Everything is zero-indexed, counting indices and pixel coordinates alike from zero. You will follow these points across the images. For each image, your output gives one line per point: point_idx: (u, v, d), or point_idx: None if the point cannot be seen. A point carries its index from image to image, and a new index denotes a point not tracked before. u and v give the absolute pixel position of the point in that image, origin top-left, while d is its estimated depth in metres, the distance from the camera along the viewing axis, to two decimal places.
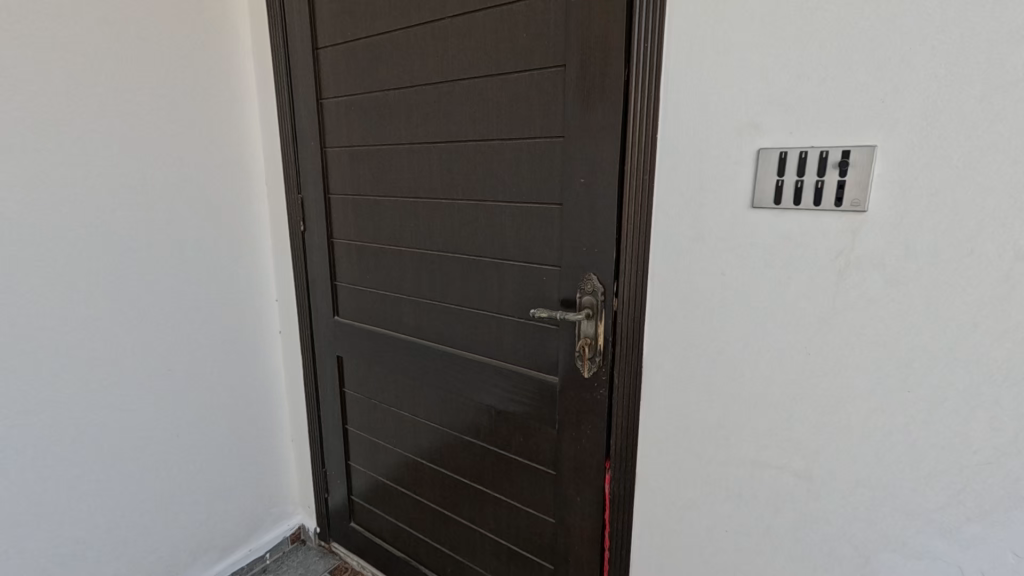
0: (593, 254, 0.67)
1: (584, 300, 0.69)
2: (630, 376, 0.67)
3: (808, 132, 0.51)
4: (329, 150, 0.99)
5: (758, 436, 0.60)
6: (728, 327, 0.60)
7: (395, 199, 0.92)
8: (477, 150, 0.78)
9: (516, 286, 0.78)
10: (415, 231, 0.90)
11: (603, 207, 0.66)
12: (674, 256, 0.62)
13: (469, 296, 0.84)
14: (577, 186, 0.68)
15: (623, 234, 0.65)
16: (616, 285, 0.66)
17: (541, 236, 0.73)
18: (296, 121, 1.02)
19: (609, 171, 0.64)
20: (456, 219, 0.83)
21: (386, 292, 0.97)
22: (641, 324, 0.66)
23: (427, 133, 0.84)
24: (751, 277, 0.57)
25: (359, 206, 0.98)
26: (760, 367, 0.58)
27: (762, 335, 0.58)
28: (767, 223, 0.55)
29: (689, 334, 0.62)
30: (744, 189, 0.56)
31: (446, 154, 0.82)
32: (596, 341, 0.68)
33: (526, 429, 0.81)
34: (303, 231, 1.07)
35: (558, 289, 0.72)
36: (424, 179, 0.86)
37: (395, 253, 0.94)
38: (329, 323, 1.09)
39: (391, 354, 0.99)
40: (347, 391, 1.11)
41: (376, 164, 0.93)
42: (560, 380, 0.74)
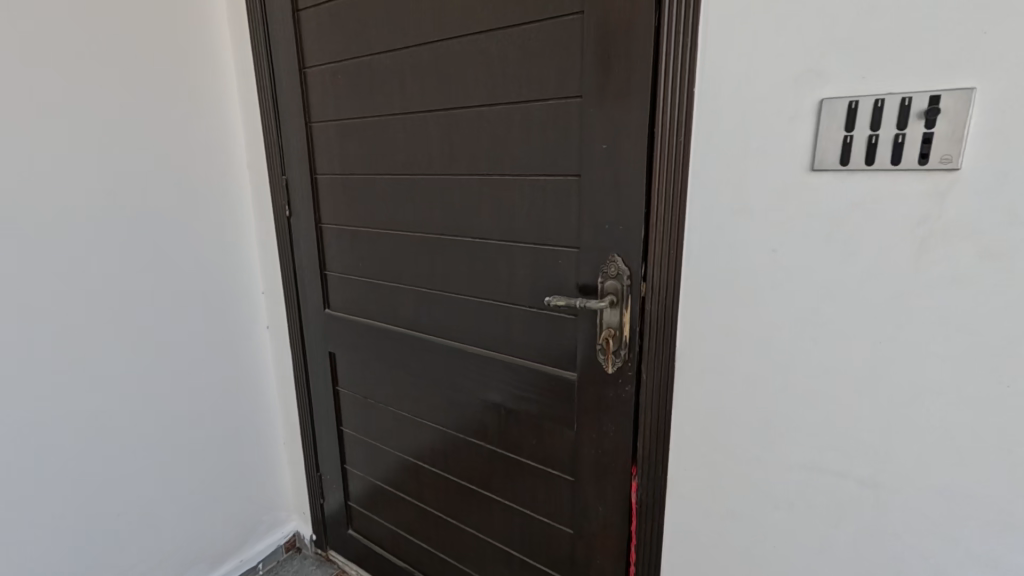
0: (618, 232, 0.58)
1: (606, 285, 0.60)
2: (662, 371, 0.59)
3: (884, 76, 0.42)
4: (315, 125, 0.90)
5: (814, 439, 0.52)
6: (778, 313, 0.51)
7: (389, 177, 0.83)
8: (480, 118, 0.69)
9: (526, 271, 0.69)
10: (412, 212, 0.81)
11: (629, 176, 0.57)
12: (714, 232, 0.53)
13: (474, 284, 0.75)
14: (598, 154, 0.59)
15: (653, 207, 0.56)
16: (645, 267, 0.57)
17: (555, 213, 0.64)
18: (277, 95, 0.93)
19: (636, 134, 0.55)
20: (458, 198, 0.74)
21: (381, 281, 0.89)
22: (673, 312, 0.57)
23: (423, 101, 0.75)
24: (808, 254, 0.48)
25: (349, 187, 0.88)
26: (815, 359, 0.50)
27: (818, 321, 0.49)
28: (830, 189, 0.46)
29: (731, 321, 0.54)
30: (800, 149, 0.47)
31: (445, 125, 0.73)
32: (621, 332, 0.60)
33: (540, 430, 0.73)
34: (288, 217, 0.98)
35: (575, 273, 0.64)
36: (421, 154, 0.77)
37: (390, 237, 0.85)
38: (319, 316, 1.00)
39: (388, 349, 0.90)
40: (342, 390, 1.02)
41: (366, 139, 0.84)
42: (578, 377, 0.66)
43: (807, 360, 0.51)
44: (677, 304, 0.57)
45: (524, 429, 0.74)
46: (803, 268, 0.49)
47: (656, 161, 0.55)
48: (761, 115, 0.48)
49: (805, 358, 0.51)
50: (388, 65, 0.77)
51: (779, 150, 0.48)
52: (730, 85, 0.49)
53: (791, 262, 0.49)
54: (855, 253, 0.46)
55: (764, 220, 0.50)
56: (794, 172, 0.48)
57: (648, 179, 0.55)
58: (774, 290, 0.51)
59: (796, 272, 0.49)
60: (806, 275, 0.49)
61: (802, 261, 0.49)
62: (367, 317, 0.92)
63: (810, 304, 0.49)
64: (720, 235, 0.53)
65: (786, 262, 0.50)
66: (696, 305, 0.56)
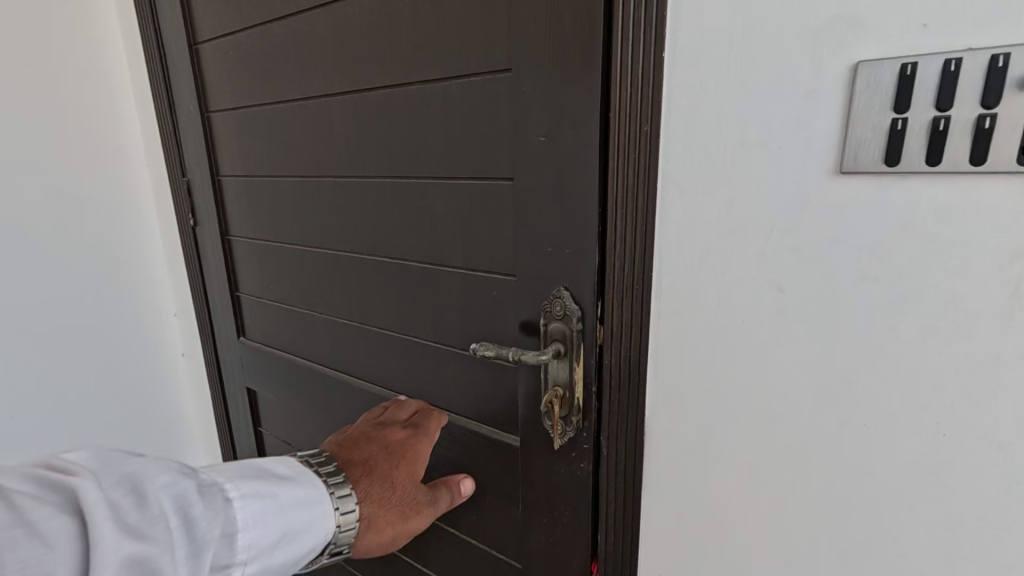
0: (564, 257, 0.42)
1: (551, 329, 0.44)
2: (627, 446, 0.43)
3: (961, 19, 0.26)
4: (213, 114, 0.73)
5: (839, 557, 0.36)
6: (787, 378, 0.35)
7: (297, 179, 0.66)
8: (391, 101, 0.53)
9: (454, 302, 0.52)
10: (324, 222, 0.65)
11: (575, 179, 0.40)
12: (696, 259, 0.37)
13: (396, 315, 0.59)
14: (534, 149, 0.42)
15: (609, 224, 0.40)
16: (600, 307, 0.42)
17: (484, 228, 0.48)
18: (169, 78, 0.76)
19: (584, 118, 0.39)
20: (374, 206, 0.58)
21: (297, 305, 0.73)
22: (641, 367, 0.41)
23: (326, 81, 0.58)
24: (833, 297, 0.32)
25: (256, 190, 0.72)
26: (843, 446, 0.34)
27: (849, 393, 0.33)
28: (867, 202, 0.30)
29: (721, 384, 0.38)
30: (823, 139, 0.31)
31: (353, 111, 0.57)
32: (572, 392, 0.44)
33: (479, 503, 0.57)
34: (192, 227, 0.82)
35: (512, 308, 0.47)
36: (329, 149, 0.61)
37: (303, 253, 0.69)
38: (235, 344, 0.84)
39: (308, 387, 0.74)
40: (265, 431, 0.86)
41: (270, 131, 0.67)
42: (521, 443, 0.50)
43: (832, 448, 0.35)
44: (646, 357, 0.41)
45: (462, 500, 0.58)
46: (826, 316, 0.33)
47: (612, 159, 0.39)
48: (762, 89, 0.32)
49: (827, 444, 0.35)
50: (285, 36, 0.61)
51: (790, 142, 0.32)
52: (715, 44, 0.33)
53: (808, 307, 0.34)
54: (906, 298, 0.30)
55: (768, 245, 0.34)
56: (813, 175, 0.32)
57: (602, 184, 0.39)
58: (783, 345, 0.35)
59: (814, 321, 0.33)
60: (830, 327, 0.33)
61: (824, 306, 0.33)
62: (285, 349, 0.77)
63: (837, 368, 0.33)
64: (703, 265, 0.37)
65: (799, 306, 0.34)
66: (673, 359, 0.40)
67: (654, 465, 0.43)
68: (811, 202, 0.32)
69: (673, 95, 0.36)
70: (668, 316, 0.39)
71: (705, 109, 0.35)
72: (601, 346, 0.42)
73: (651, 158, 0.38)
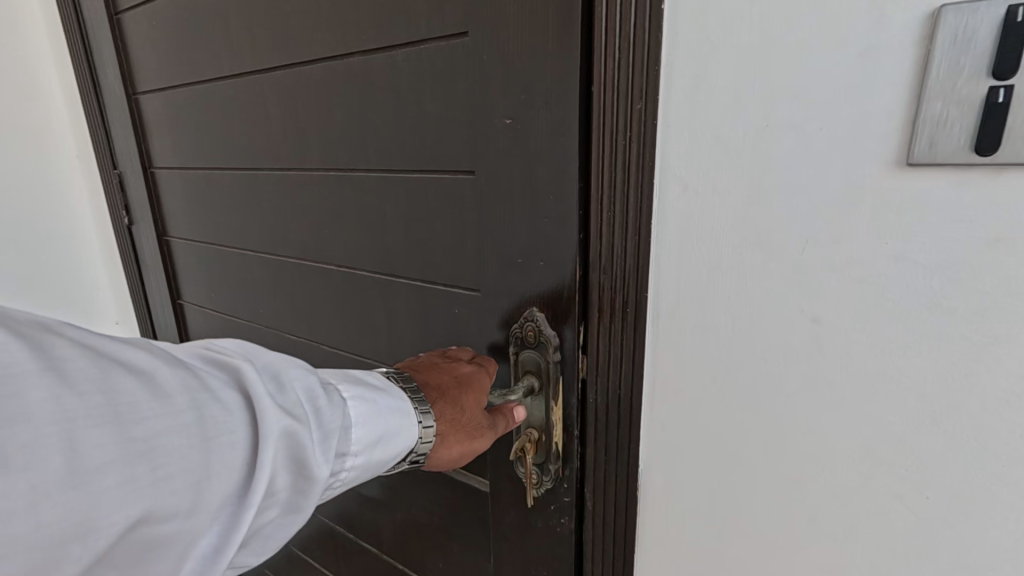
0: (537, 271, 0.34)
1: (523, 359, 0.36)
2: (614, 504, 0.35)
3: None
4: (141, 97, 0.64)
5: None
6: (818, 434, 0.27)
7: (232, 173, 0.57)
8: (327, 77, 0.43)
9: (408, 322, 0.44)
10: (264, 223, 0.56)
11: (549, 173, 0.32)
12: (704, 277, 0.29)
13: (346, 334, 0.50)
14: (497, 135, 0.33)
15: (592, 231, 0.31)
16: (582, 335, 0.33)
17: (439, 235, 0.39)
18: (92, 56, 0.66)
19: (559, 96, 0.30)
20: (314, 206, 0.49)
21: (241, 317, 0.64)
22: (634, 410, 0.33)
23: (257, 55, 0.49)
24: (886, 332, 0.24)
25: (191, 185, 0.63)
26: (894, 526, 0.26)
27: (905, 458, 0.25)
28: (941, 207, 0.22)
29: (733, 436, 0.30)
30: (883, 117, 0.22)
31: (287, 90, 0.47)
32: (549, 436, 0.36)
33: (444, 551, 0.49)
34: (127, 226, 0.72)
35: (475, 332, 0.39)
36: (264, 138, 0.51)
37: (244, 258, 0.60)
38: None
39: None
40: None
41: (200, 116, 0.58)
42: (490, 490, 0.42)
43: (881, 527, 0.26)
44: (638, 398, 0.33)
45: (425, 548, 0.50)
46: (877, 357, 0.25)
47: (595, 148, 0.30)
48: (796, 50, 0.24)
49: (872, 522, 0.27)
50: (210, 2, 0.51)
51: (834, 123, 0.24)
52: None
53: (853, 344, 0.25)
54: (994, 338, 0.22)
55: (799, 261, 0.26)
56: (865, 168, 0.23)
57: (583, 181, 0.31)
58: (818, 390, 0.27)
59: (861, 362, 0.25)
60: (882, 371, 0.25)
61: (875, 345, 0.25)
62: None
63: (890, 425, 0.25)
64: (712, 284, 0.29)
65: (840, 342, 0.26)
66: (672, 401, 0.32)
67: (648, 528, 0.35)
68: (861, 206, 0.24)
69: (675, 61, 0.27)
70: (666, 348, 0.31)
71: (718, 79, 0.26)
72: (584, 382, 0.34)
73: (643, 148, 0.29)
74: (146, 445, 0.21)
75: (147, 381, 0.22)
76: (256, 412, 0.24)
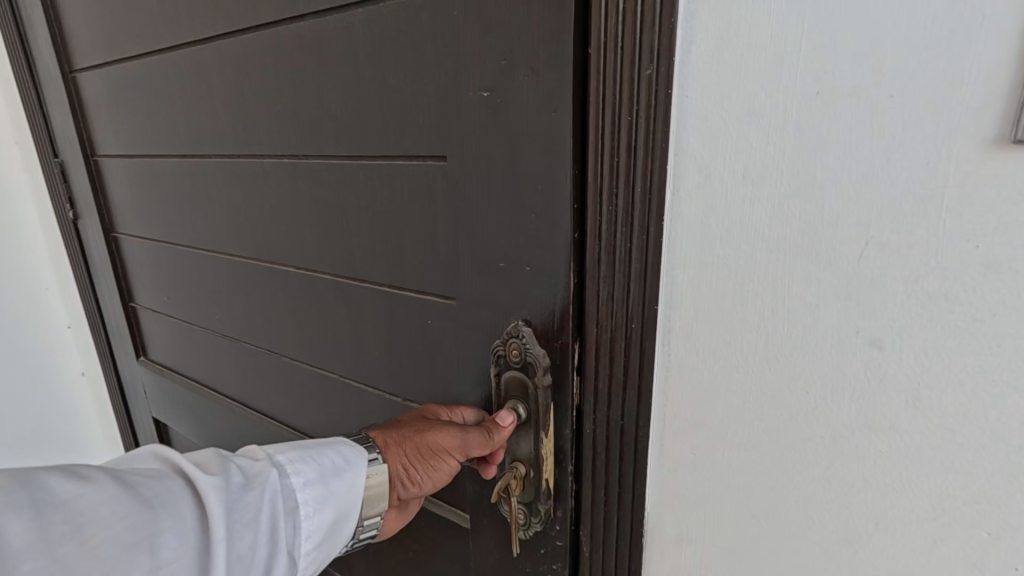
0: (523, 279, 0.28)
1: (507, 383, 0.30)
2: (616, 550, 0.30)
3: None
4: (79, 74, 0.56)
5: None
6: (873, 484, 0.22)
7: (180, 161, 0.50)
8: (277, 47, 0.36)
9: (375, 334, 0.38)
10: (216, 219, 0.49)
11: (537, 159, 0.26)
12: (730, 287, 0.23)
13: (308, 344, 0.44)
14: (472, 112, 0.27)
15: (590, 230, 0.25)
16: (579, 353, 0.28)
17: (408, 233, 0.33)
18: (22, 26, 0.58)
19: (547, 61, 0.24)
20: (268, 199, 0.42)
21: (198, 323, 0.57)
22: (641, 442, 0.27)
23: (200, 22, 0.41)
24: (975, 364, 0.19)
25: (137, 176, 0.56)
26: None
27: (990, 521, 0.20)
28: None
29: (765, 481, 0.25)
30: (981, 81, 0.17)
31: (233, 63, 0.40)
32: (539, 473, 0.30)
33: None
34: (72, 221, 0.65)
35: (451, 349, 0.33)
36: (212, 120, 0.45)
37: (198, 258, 0.53)
38: (136, 366, 0.68)
39: (220, 423, 0.60)
40: None
41: (142, 94, 0.50)
42: (471, 529, 0.36)
43: None
44: (647, 430, 0.27)
45: None
46: (957, 395, 0.19)
47: (594, 125, 0.24)
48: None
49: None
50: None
51: (916, 90, 0.18)
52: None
53: (924, 378, 0.20)
54: None
55: (858, 269, 0.20)
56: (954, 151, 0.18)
57: (582, 167, 0.25)
58: (876, 431, 0.21)
59: (935, 402, 0.20)
60: (963, 414, 0.19)
61: (953, 379, 0.19)
62: (192, 375, 0.62)
63: (970, 478, 0.20)
64: (742, 296, 0.23)
65: (907, 370, 0.20)
66: (688, 436, 0.26)
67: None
68: (942, 199, 0.18)
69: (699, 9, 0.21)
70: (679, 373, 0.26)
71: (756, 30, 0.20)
72: (579, 408, 0.29)
73: (655, 126, 0.23)
74: (80, 526, 0.19)
75: (77, 476, 0.20)
76: (195, 479, 0.22)
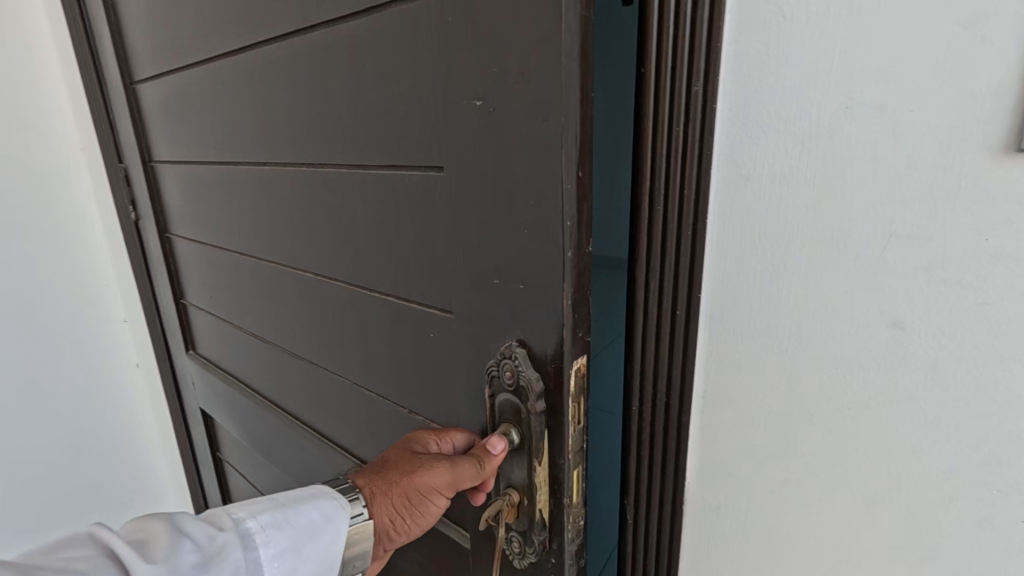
0: (517, 298, 0.26)
1: (505, 408, 0.28)
2: (650, 537, 0.31)
3: None
4: (139, 86, 0.60)
5: None
6: (892, 453, 0.24)
7: (220, 167, 0.52)
8: (296, 55, 0.37)
9: (384, 346, 0.37)
10: (250, 224, 0.51)
11: (528, 171, 0.24)
12: (764, 272, 0.25)
13: (326, 351, 0.45)
14: (467, 120, 0.26)
15: (632, 232, 0.27)
16: (578, 379, 0.26)
17: (411, 244, 0.32)
18: (92, 41, 0.62)
19: (540, 64, 0.22)
20: (291, 207, 0.43)
21: (236, 323, 0.60)
22: (679, 424, 0.29)
23: (233, 33, 0.43)
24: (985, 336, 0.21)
25: (186, 181, 0.59)
26: (960, 569, 0.24)
27: (1001, 482, 0.22)
28: None
29: (794, 450, 0.26)
30: (989, 96, 0.19)
31: (261, 72, 0.41)
32: (536, 503, 0.28)
33: None
34: (134, 221, 0.70)
35: (449, 364, 0.32)
36: (245, 129, 0.46)
37: (235, 261, 0.55)
38: (186, 360, 0.73)
39: (254, 420, 0.62)
40: (226, 458, 0.76)
41: (187, 102, 0.53)
42: (472, 552, 0.34)
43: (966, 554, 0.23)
44: (687, 416, 0.29)
45: None
46: (971, 368, 0.21)
47: (642, 131, 0.25)
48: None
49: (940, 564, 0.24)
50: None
51: (933, 95, 0.20)
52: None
53: (935, 363, 0.22)
54: None
55: (879, 260, 0.22)
56: (964, 160, 0.20)
57: (631, 172, 0.26)
58: (898, 404, 0.23)
59: (941, 386, 0.22)
60: (975, 385, 0.21)
61: (973, 351, 0.21)
62: (232, 372, 0.65)
63: (981, 443, 0.22)
64: (774, 280, 0.25)
65: (926, 345, 0.22)
66: (722, 420, 0.28)
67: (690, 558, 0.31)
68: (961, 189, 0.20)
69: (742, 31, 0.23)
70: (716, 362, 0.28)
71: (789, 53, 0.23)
72: (577, 434, 0.27)
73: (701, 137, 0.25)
74: None
75: None
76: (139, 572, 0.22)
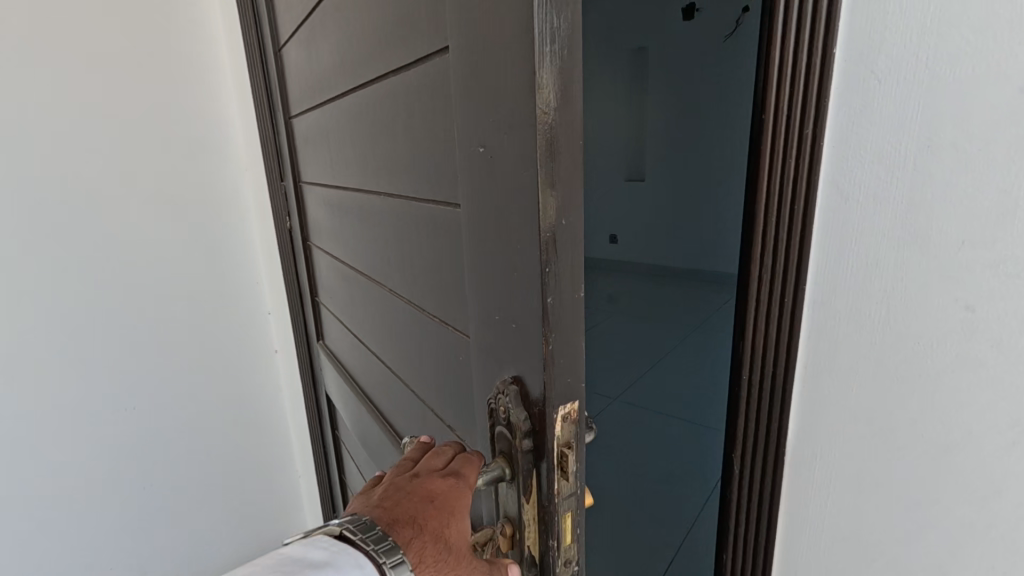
0: (511, 338, 0.27)
1: (502, 441, 0.29)
2: (755, 490, 0.39)
3: None
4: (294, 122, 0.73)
5: None
6: (963, 414, 0.30)
7: (339, 191, 0.61)
8: (377, 101, 0.42)
9: (429, 361, 0.41)
10: (356, 241, 0.59)
11: (517, 220, 0.25)
12: (865, 272, 0.32)
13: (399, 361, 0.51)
14: (476, 166, 0.28)
15: (747, 249, 0.35)
16: (567, 426, 0.26)
17: (445, 273, 0.35)
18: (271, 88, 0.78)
19: (521, 121, 0.23)
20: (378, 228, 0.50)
21: (348, 326, 0.69)
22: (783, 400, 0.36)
23: (342, 81, 0.50)
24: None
25: (321, 200, 0.70)
26: (1016, 498, 0.30)
27: None
28: None
29: (885, 414, 0.33)
30: None
31: (358, 113, 0.48)
32: (523, 537, 0.29)
33: None
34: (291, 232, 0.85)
35: (469, 387, 0.34)
36: (350, 161, 0.54)
37: (348, 271, 0.64)
38: (318, 352, 0.86)
39: (357, 412, 0.71)
40: (341, 440, 0.89)
41: (319, 136, 0.63)
42: None
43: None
44: (790, 392, 0.36)
45: None
46: None
47: (761, 167, 0.33)
48: (980, 74, 0.27)
49: (997, 498, 0.30)
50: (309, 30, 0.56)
51: (1017, 132, 0.27)
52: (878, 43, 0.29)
53: (1008, 339, 0.28)
54: None
55: (960, 259, 0.29)
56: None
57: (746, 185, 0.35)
58: (972, 371, 0.30)
59: (1013, 356, 0.29)
60: None
61: None
62: (344, 362, 0.76)
63: None
64: (873, 279, 0.32)
65: (1002, 323, 0.29)
66: (824, 384, 0.35)
67: (790, 500, 0.38)
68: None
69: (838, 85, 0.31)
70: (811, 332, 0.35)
71: (867, 102, 0.30)
72: (570, 477, 0.27)
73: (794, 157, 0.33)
74: None
75: None
76: None
